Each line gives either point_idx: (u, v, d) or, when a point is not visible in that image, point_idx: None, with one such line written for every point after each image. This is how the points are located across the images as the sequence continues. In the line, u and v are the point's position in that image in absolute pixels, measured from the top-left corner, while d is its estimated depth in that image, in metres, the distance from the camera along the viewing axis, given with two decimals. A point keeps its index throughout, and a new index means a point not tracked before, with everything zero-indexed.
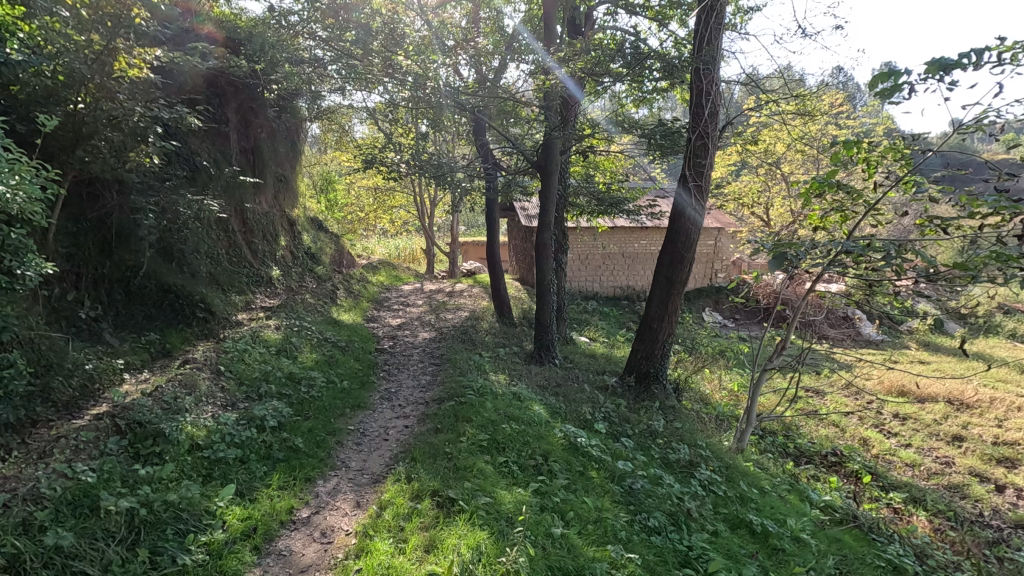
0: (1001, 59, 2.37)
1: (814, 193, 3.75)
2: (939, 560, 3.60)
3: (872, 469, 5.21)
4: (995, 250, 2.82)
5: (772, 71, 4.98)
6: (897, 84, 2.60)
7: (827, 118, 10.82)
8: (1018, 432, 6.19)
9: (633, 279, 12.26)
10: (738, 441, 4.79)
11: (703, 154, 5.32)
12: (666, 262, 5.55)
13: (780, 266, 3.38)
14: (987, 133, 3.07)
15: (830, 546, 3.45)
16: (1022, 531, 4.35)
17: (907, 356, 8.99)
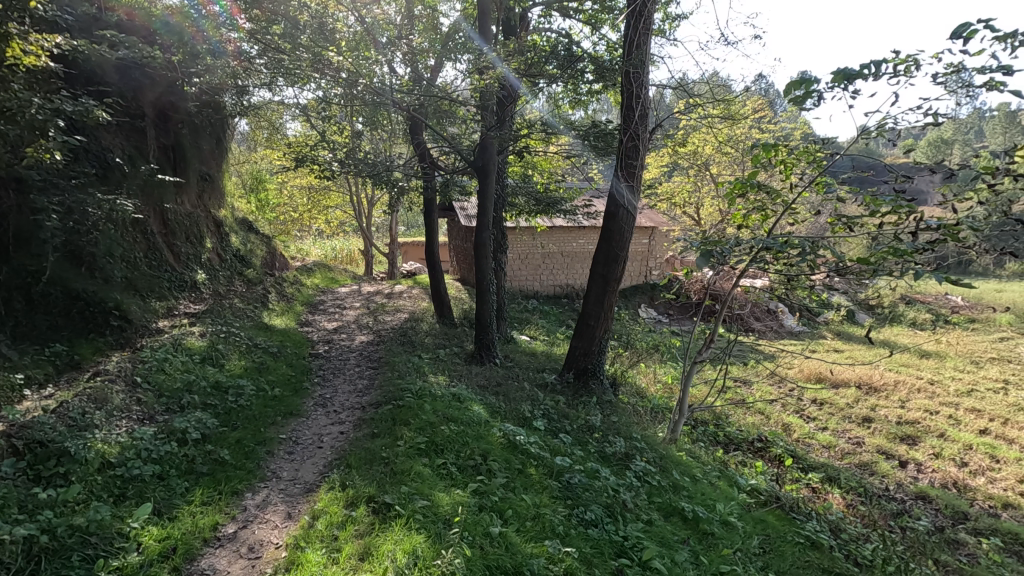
0: (897, 71, 2.59)
1: (737, 192, 3.94)
2: (851, 533, 3.89)
3: (793, 452, 5.56)
4: (892, 245, 3.07)
5: (698, 75, 5.20)
6: (809, 92, 2.79)
7: (750, 123, 11.43)
8: (918, 412, 6.79)
9: (572, 278, 12.49)
10: (672, 432, 4.96)
11: (634, 155, 5.49)
12: (602, 260, 5.67)
13: (706, 262, 3.53)
14: (887, 138, 3.33)
15: (755, 527, 3.65)
16: (921, 502, 4.77)
17: (824, 345, 9.65)
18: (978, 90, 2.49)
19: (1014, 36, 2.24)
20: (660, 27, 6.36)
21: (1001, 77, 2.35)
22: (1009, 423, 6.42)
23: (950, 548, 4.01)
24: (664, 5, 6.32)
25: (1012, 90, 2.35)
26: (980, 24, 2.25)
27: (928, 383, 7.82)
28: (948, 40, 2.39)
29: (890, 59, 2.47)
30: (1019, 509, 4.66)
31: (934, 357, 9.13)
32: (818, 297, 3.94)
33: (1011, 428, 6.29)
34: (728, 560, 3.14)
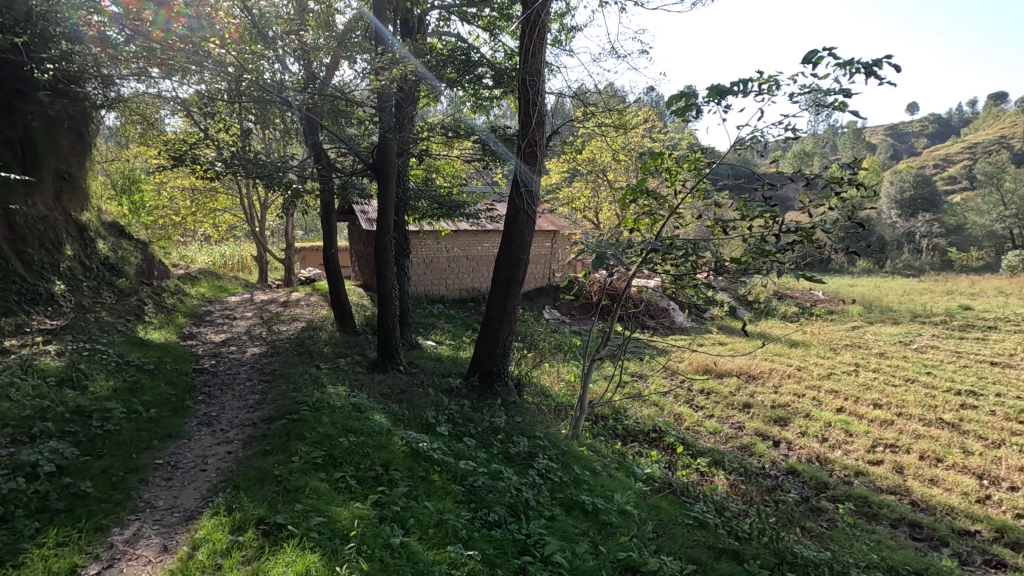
0: (761, 89, 2.87)
1: (629, 198, 4.17)
2: (733, 511, 4.24)
3: (683, 440, 5.96)
4: (760, 246, 3.42)
5: (592, 85, 5.42)
6: (690, 104, 3.02)
7: (642, 132, 12.14)
8: (788, 396, 7.56)
9: (478, 282, 12.54)
10: (574, 428, 5.18)
11: (532, 160, 5.61)
12: (504, 263, 5.74)
13: (601, 264, 3.69)
14: (758, 150, 3.69)
15: (649, 513, 3.88)
16: (791, 476, 5.32)
17: (710, 339, 10.47)
18: (828, 110, 2.84)
19: (853, 63, 2.57)
20: (556, 37, 6.56)
21: (846, 99, 2.69)
22: (860, 401, 7.34)
23: (814, 515, 4.51)
24: (559, 17, 6.52)
25: (853, 110, 2.70)
26: (826, 51, 2.56)
27: (796, 369, 8.74)
28: (801, 64, 2.70)
29: (755, 79, 2.74)
30: (867, 475, 5.34)
31: (801, 346, 10.22)
32: (704, 294, 4.25)
33: (861, 405, 7.19)
34: (625, 547, 3.30)
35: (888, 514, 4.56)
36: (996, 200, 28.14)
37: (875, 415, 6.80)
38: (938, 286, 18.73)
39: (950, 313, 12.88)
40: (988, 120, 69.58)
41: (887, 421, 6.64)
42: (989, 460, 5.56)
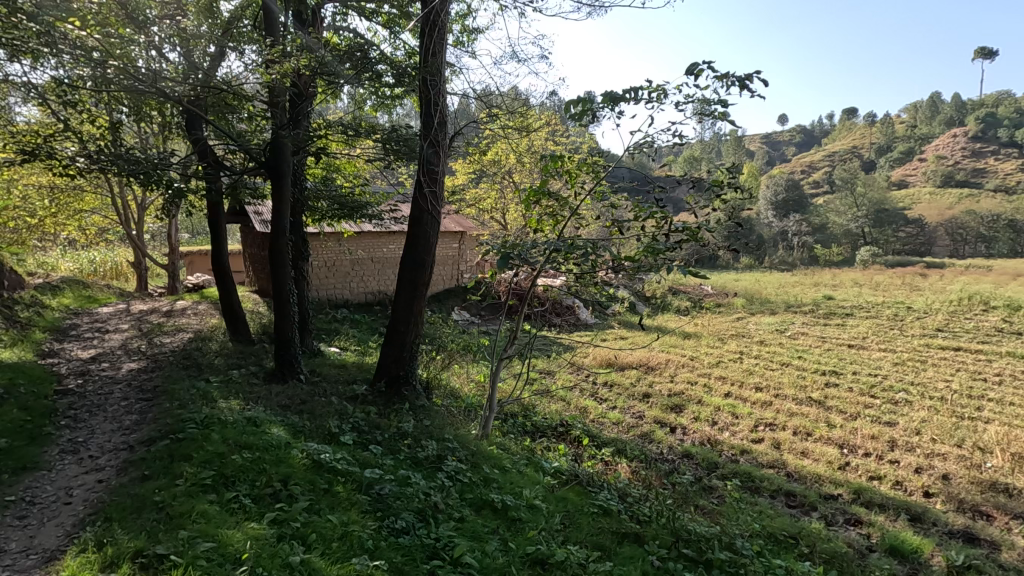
0: (651, 97, 3.05)
1: (531, 199, 4.26)
2: (634, 496, 4.46)
3: (588, 432, 6.19)
4: (652, 245, 3.65)
5: (493, 86, 5.44)
6: (585, 109, 3.14)
7: (544, 135, 12.45)
8: (682, 384, 8.10)
9: (384, 284, 12.21)
10: (483, 428, 5.20)
11: (435, 161, 5.55)
12: (409, 265, 5.64)
13: (505, 264, 3.73)
14: (650, 155, 3.92)
15: (557, 506, 3.98)
16: (686, 459, 5.70)
17: (612, 334, 10.96)
18: (709, 119, 3.08)
19: (730, 76, 2.81)
20: (458, 39, 6.55)
21: (724, 108, 2.93)
22: (744, 385, 8.05)
23: (706, 493, 4.88)
24: (461, 18, 6.51)
25: (730, 119, 2.95)
26: (705, 64, 2.78)
27: (688, 359, 9.39)
28: (684, 75, 2.90)
29: (645, 88, 2.91)
30: (750, 452, 5.84)
31: (693, 337, 11.01)
32: (606, 291, 4.42)
33: (745, 389, 7.88)
34: (533, 541, 3.36)
35: (768, 486, 5.04)
36: (850, 203, 32.01)
37: (756, 397, 7.48)
38: (806, 279, 20.95)
39: (816, 303, 14.47)
40: (843, 131, 78.96)
41: (766, 402, 7.34)
42: (848, 431, 6.30)
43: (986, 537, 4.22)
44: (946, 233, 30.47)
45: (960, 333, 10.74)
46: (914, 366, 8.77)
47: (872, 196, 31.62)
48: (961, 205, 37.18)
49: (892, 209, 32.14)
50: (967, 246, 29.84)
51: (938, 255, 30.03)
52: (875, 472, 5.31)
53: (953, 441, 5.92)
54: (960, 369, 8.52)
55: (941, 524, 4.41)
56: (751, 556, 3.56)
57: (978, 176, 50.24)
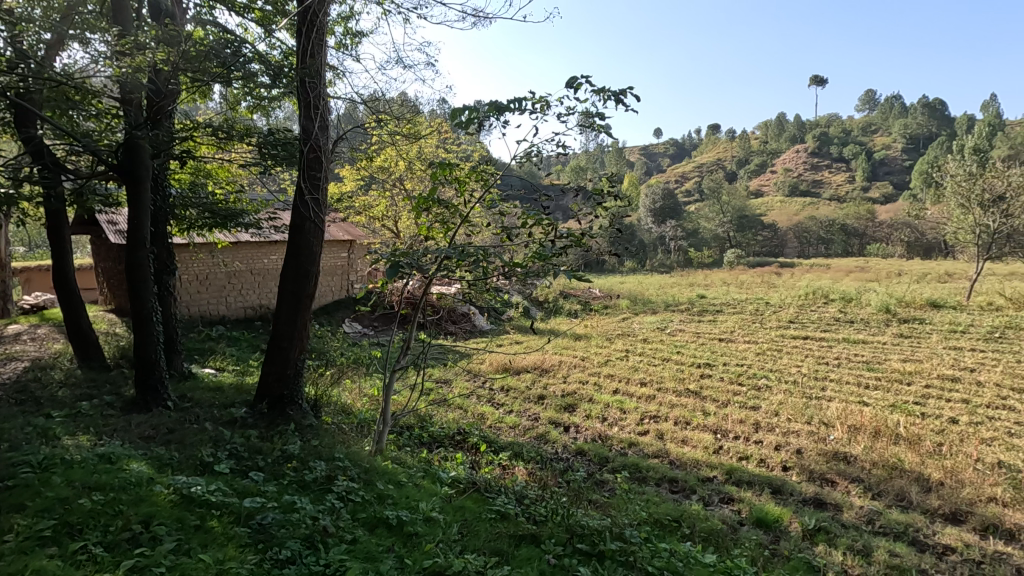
0: (535, 108, 3.14)
1: (421, 207, 4.16)
2: (531, 497, 4.54)
3: (486, 438, 6.22)
4: (540, 251, 3.73)
5: (378, 91, 5.30)
6: (471, 118, 3.15)
7: (435, 143, 12.39)
8: (575, 384, 8.42)
9: (265, 298, 11.41)
10: (378, 443, 5.02)
11: (317, 167, 5.27)
12: (290, 277, 5.30)
13: (395, 273, 3.59)
14: (537, 163, 4.02)
15: (454, 515, 3.95)
16: (579, 456, 5.92)
17: (507, 339, 11.14)
18: (589, 131, 3.23)
19: (606, 90, 2.96)
20: (340, 41, 6.30)
21: (601, 120, 3.09)
22: (630, 381, 8.54)
23: (598, 488, 5.11)
24: (343, 20, 6.28)
25: (607, 131, 3.12)
26: (584, 79, 2.91)
27: (580, 359, 9.79)
28: (565, 89, 3.02)
29: (528, 100, 3.00)
30: (638, 444, 6.20)
31: (584, 338, 11.51)
32: (501, 296, 4.46)
33: (631, 385, 8.36)
34: (430, 554, 3.29)
35: (653, 475, 5.37)
36: (717, 209, 35.38)
37: (641, 392, 7.98)
38: (682, 280, 22.75)
39: (691, 302, 15.78)
40: (709, 145, 87.19)
41: (650, 396, 7.85)
42: (720, 417, 6.91)
43: (832, 501, 4.82)
44: (794, 236, 34.73)
45: (808, 323, 12.26)
46: (772, 354, 9.86)
47: (735, 204, 35.17)
48: (804, 211, 42.59)
49: (751, 214, 35.99)
50: (811, 247, 34.23)
51: (789, 255, 34.10)
52: (743, 453, 5.86)
53: (804, 419, 6.72)
54: (808, 355, 9.71)
55: (796, 493, 4.98)
56: (639, 543, 3.77)
57: (817, 186, 57.90)
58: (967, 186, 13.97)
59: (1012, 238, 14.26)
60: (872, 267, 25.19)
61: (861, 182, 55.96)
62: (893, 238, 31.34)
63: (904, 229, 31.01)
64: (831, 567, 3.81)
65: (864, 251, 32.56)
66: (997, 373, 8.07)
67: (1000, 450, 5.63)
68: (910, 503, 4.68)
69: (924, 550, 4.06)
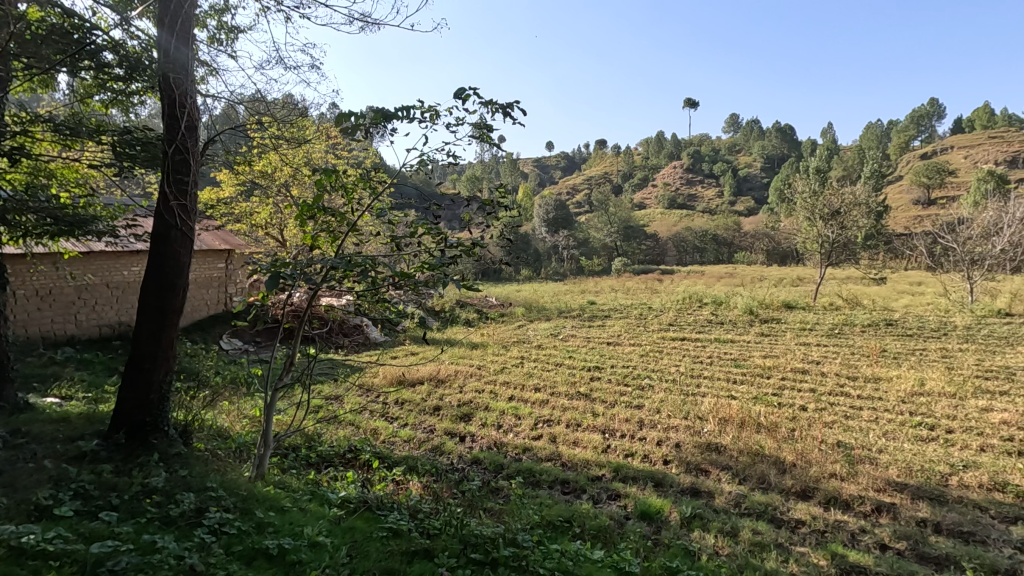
0: (423, 117, 3.09)
1: (304, 214, 3.87)
2: (425, 511, 4.45)
3: (379, 453, 6.02)
4: (427, 261, 3.65)
5: (258, 92, 4.95)
6: (356, 125, 3.04)
7: (324, 148, 11.90)
8: (471, 394, 8.41)
9: (125, 315, 10.26)
10: (258, 467, 4.64)
11: (183, 170, 4.79)
12: (153, 291, 4.76)
13: (275, 284, 3.23)
14: (428, 172, 3.96)
15: (343, 538, 3.77)
16: (474, 465, 5.93)
17: (403, 350, 10.91)
18: (478, 143, 3.25)
19: (494, 103, 3.01)
20: (213, 35, 5.84)
21: (491, 133, 3.12)
22: (525, 387, 8.72)
23: (493, 495, 5.15)
24: (216, 13, 5.82)
25: (496, 143, 3.17)
26: (471, 90, 2.94)
27: (476, 368, 9.81)
28: (454, 99, 3.03)
29: (417, 108, 2.96)
30: (532, 449, 6.32)
31: (480, 346, 11.58)
32: (393, 307, 4.32)
33: (526, 391, 8.54)
34: None
35: (547, 478, 5.52)
36: (605, 220, 37.40)
37: (535, 397, 8.17)
38: (574, 288, 23.69)
39: (582, 308, 16.48)
40: (597, 160, 92.04)
41: (544, 401, 8.07)
42: (608, 417, 7.27)
43: (706, 489, 5.25)
44: (673, 246, 37.62)
45: (685, 326, 13.30)
46: (654, 356, 10.57)
47: (621, 215, 37.41)
48: (681, 223, 46.30)
49: (635, 225, 38.46)
50: (688, 254, 37.27)
51: (669, 262, 36.84)
52: (629, 450, 6.20)
53: (682, 414, 7.26)
54: (685, 355, 10.53)
55: (675, 484, 5.36)
56: (532, 547, 3.84)
57: (691, 199, 63.32)
58: (811, 202, 16.00)
59: (846, 248, 16.55)
60: (738, 273, 27.91)
61: (728, 197, 62.02)
62: (755, 247, 35.07)
63: (763, 239, 34.82)
64: (704, 550, 4.14)
65: (732, 258, 36.06)
66: (836, 365, 9.30)
67: (839, 431, 6.48)
68: (769, 485, 5.22)
69: (780, 525, 4.55)
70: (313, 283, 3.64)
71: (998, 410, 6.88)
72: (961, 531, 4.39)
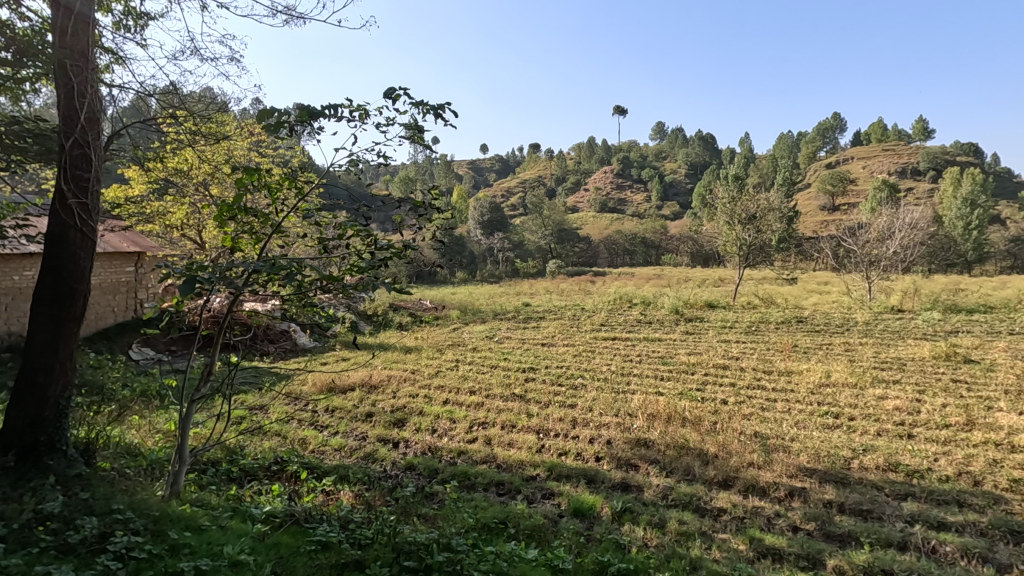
0: (351, 116, 2.96)
1: (222, 215, 3.62)
2: (357, 521, 4.32)
3: (307, 464, 5.78)
4: (356, 264, 3.51)
5: (172, 83, 4.62)
6: (281, 122, 2.87)
7: (246, 146, 11.36)
8: (405, 399, 8.25)
9: (18, 323, 9.34)
10: (172, 486, 4.32)
11: (83, 166, 4.37)
12: (48, 298, 4.32)
13: (192, 288, 2.95)
14: (358, 172, 3.81)
15: (268, 554, 3.58)
16: (408, 471, 5.83)
17: (333, 356, 10.56)
18: (410, 144, 3.15)
19: (425, 104, 2.92)
20: (119, 21, 5.40)
21: (423, 134, 3.03)
22: (460, 390, 8.68)
23: (428, 500, 5.09)
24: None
25: (428, 145, 3.12)
26: (402, 90, 2.84)
27: (410, 372, 9.65)
28: (384, 99, 2.92)
29: (344, 107, 2.86)
30: (467, 452, 6.29)
31: (414, 350, 11.41)
32: (322, 311, 4.15)
33: (461, 394, 8.49)
34: None
35: (482, 481, 5.51)
36: (539, 223, 37.97)
37: (470, 400, 8.14)
38: (509, 290, 23.88)
39: (517, 310, 16.63)
40: (531, 163, 93.21)
41: (479, 403, 8.05)
42: (542, 417, 7.36)
43: (635, 483, 5.42)
44: (604, 248, 38.70)
45: (616, 326, 13.72)
46: (587, 355, 10.82)
47: (554, 219, 38.09)
48: (612, 226, 47.70)
49: (568, 228, 39.27)
50: (618, 257, 38.46)
51: (601, 264, 37.90)
52: (563, 449, 6.31)
53: (613, 412, 7.48)
54: (616, 354, 10.86)
55: (607, 480, 5.50)
56: (466, 550, 3.82)
57: (620, 203, 65.47)
58: (730, 208, 16.99)
59: (762, 251, 17.69)
60: (666, 274, 29.15)
61: (656, 202, 64.62)
62: (680, 250, 36.75)
63: (688, 242, 36.56)
64: (634, 543, 4.28)
65: (659, 261, 37.57)
66: (753, 360, 9.91)
67: (756, 422, 6.90)
68: (694, 476, 5.48)
69: (704, 515, 4.79)
70: (235, 288, 3.41)
71: (892, 398, 7.58)
72: (861, 509, 4.79)
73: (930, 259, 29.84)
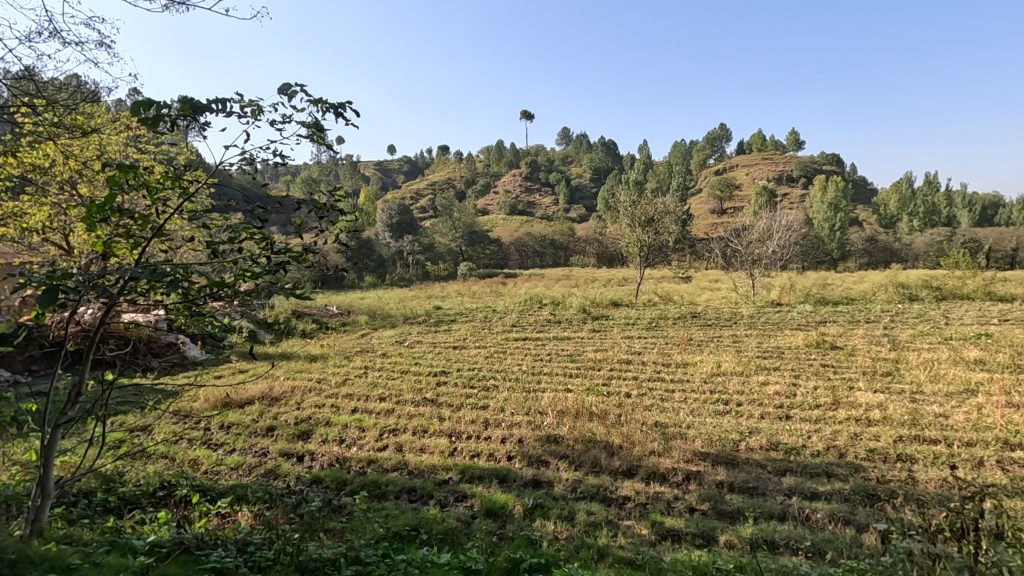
0: (243, 112, 2.73)
1: (90, 216, 3.21)
2: (256, 542, 4.05)
3: (199, 486, 5.34)
4: (248, 269, 3.25)
5: (25, 69, 4.08)
6: (160, 114, 2.59)
7: (123, 141, 10.31)
8: (310, 410, 7.86)
9: None
10: (32, 523, 3.81)
11: None
12: None
13: (55, 299, 2.58)
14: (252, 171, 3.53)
15: None
16: (314, 485, 5.56)
17: (228, 368, 9.83)
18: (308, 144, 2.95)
19: (325, 102, 2.74)
20: None
21: (323, 134, 2.85)
22: (369, 398, 8.42)
23: (335, 514, 4.89)
24: None
25: (330, 144, 2.98)
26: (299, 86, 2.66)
27: (315, 382, 9.21)
28: (280, 95, 2.71)
29: (235, 101, 2.64)
30: (377, 461, 6.11)
31: (319, 358, 10.91)
32: (214, 320, 3.82)
33: (370, 402, 8.24)
34: None
35: (393, 489, 5.38)
36: (449, 225, 37.90)
37: (380, 407, 7.93)
38: (421, 292, 23.62)
39: (427, 313, 16.44)
40: (440, 165, 92.51)
41: (390, 410, 7.86)
42: (454, 420, 7.33)
43: (546, 479, 5.55)
44: (515, 249, 39.26)
45: (526, 326, 13.97)
46: (498, 357, 10.91)
47: (465, 221, 38.11)
48: (524, 227, 48.88)
49: (478, 231, 39.46)
50: (529, 258, 39.18)
51: (511, 266, 38.43)
52: (475, 450, 6.32)
53: (524, 411, 7.60)
54: (526, 354, 11.06)
55: (519, 479, 5.58)
56: (376, 561, 3.72)
57: (529, 207, 66.85)
58: (630, 211, 17.93)
59: (660, 252, 18.83)
60: (574, 274, 30.22)
61: (563, 205, 66.66)
62: (587, 252, 38.15)
63: (593, 244, 38.03)
64: (545, 537, 4.38)
65: (568, 261, 38.74)
66: (653, 354, 10.51)
67: (657, 413, 7.32)
68: (601, 468, 5.71)
69: (610, 504, 5.01)
70: (110, 296, 3.04)
71: (772, 383, 8.36)
72: (748, 486, 5.24)
73: (803, 257, 33.24)
